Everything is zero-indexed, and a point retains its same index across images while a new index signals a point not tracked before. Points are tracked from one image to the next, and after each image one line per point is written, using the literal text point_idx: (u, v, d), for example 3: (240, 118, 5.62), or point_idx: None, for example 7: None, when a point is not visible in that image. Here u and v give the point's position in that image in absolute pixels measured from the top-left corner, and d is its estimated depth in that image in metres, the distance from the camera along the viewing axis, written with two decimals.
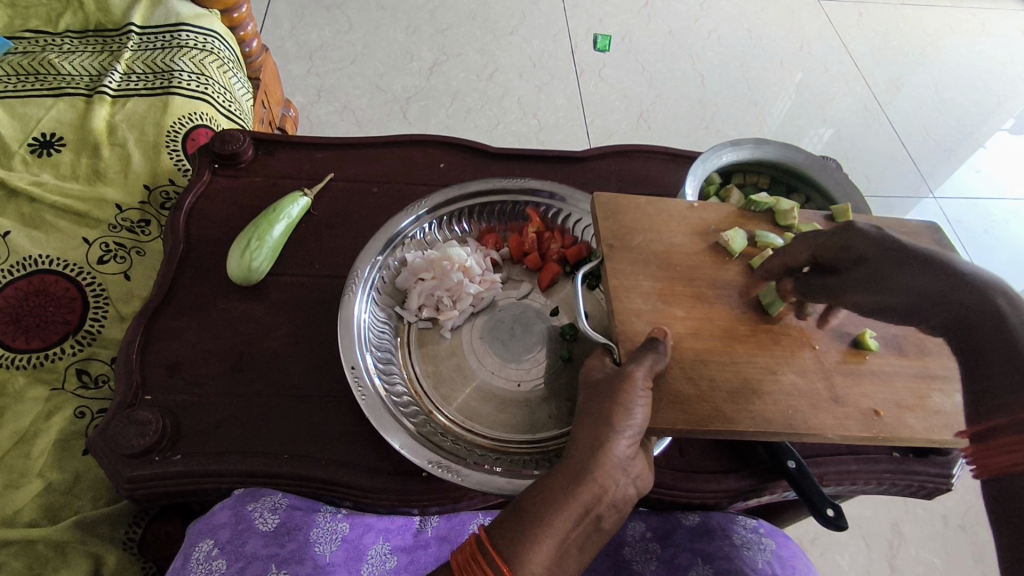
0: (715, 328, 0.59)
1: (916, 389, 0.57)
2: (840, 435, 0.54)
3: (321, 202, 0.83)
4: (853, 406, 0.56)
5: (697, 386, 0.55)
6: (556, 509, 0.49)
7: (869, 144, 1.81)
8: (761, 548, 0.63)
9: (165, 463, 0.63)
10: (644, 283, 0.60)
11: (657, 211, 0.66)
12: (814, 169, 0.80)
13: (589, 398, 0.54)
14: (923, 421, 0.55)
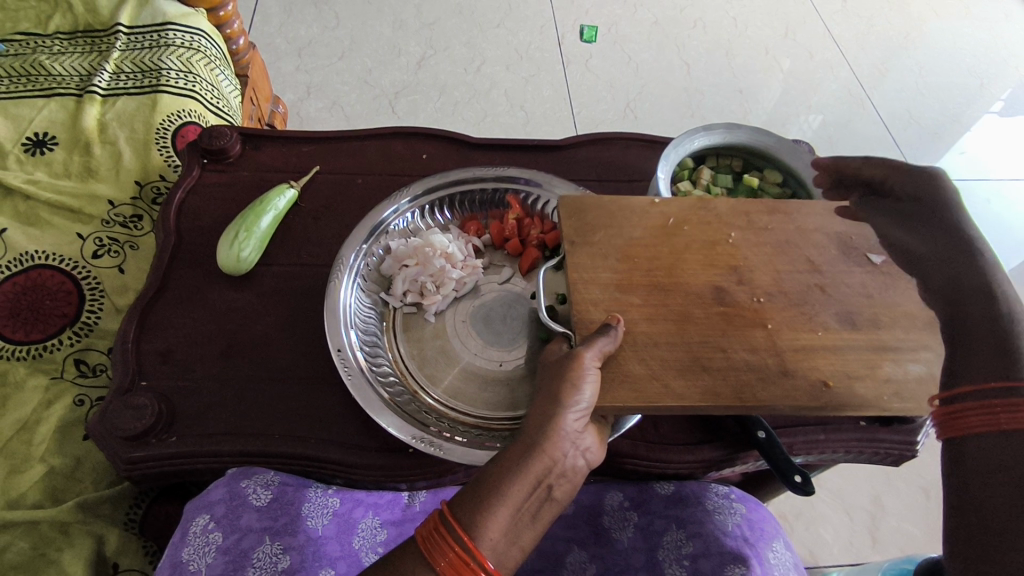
0: (669, 311, 0.60)
1: (868, 360, 0.59)
2: (789, 403, 0.57)
3: (307, 195, 0.86)
4: (803, 378, 0.58)
5: (648, 366, 0.57)
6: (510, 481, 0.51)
7: (852, 129, 1.83)
8: (731, 512, 0.66)
9: (161, 445, 0.65)
10: (603, 272, 0.62)
11: (617, 204, 0.67)
12: (785, 152, 0.83)
13: (546, 380, 0.56)
14: (872, 390, 0.57)
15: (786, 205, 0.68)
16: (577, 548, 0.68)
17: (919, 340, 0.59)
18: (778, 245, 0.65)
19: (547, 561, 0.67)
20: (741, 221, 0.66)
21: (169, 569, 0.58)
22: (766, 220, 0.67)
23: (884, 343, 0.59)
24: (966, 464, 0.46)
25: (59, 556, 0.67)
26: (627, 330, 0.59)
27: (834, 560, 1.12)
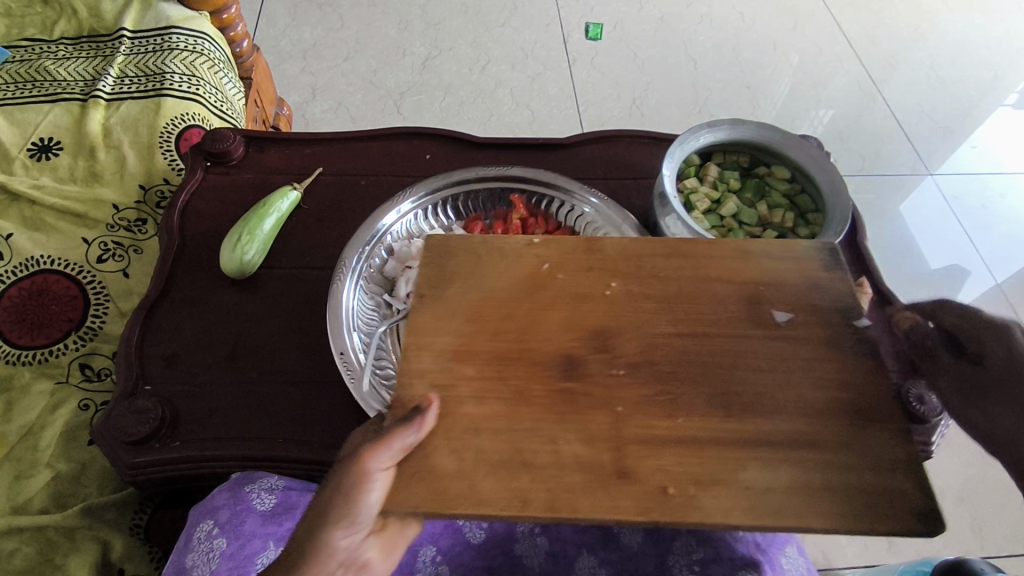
0: (504, 390, 0.48)
1: (732, 458, 0.45)
2: (614, 514, 0.44)
3: (310, 197, 0.85)
4: (643, 481, 0.45)
5: (459, 460, 0.45)
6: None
7: (863, 124, 1.80)
8: None
9: (164, 449, 0.65)
10: (443, 336, 0.50)
11: (489, 248, 0.55)
12: (791, 147, 0.81)
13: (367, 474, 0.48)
14: (725, 500, 0.44)
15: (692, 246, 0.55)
16: (586, 553, 0.67)
17: (800, 422, 0.47)
18: (665, 296, 0.52)
19: (557, 564, 0.67)
20: (629, 266, 0.54)
21: None
22: (659, 262, 0.54)
23: (759, 435, 0.46)
24: None
25: (65, 561, 0.67)
26: (446, 412, 0.47)
27: (850, 563, 1.10)
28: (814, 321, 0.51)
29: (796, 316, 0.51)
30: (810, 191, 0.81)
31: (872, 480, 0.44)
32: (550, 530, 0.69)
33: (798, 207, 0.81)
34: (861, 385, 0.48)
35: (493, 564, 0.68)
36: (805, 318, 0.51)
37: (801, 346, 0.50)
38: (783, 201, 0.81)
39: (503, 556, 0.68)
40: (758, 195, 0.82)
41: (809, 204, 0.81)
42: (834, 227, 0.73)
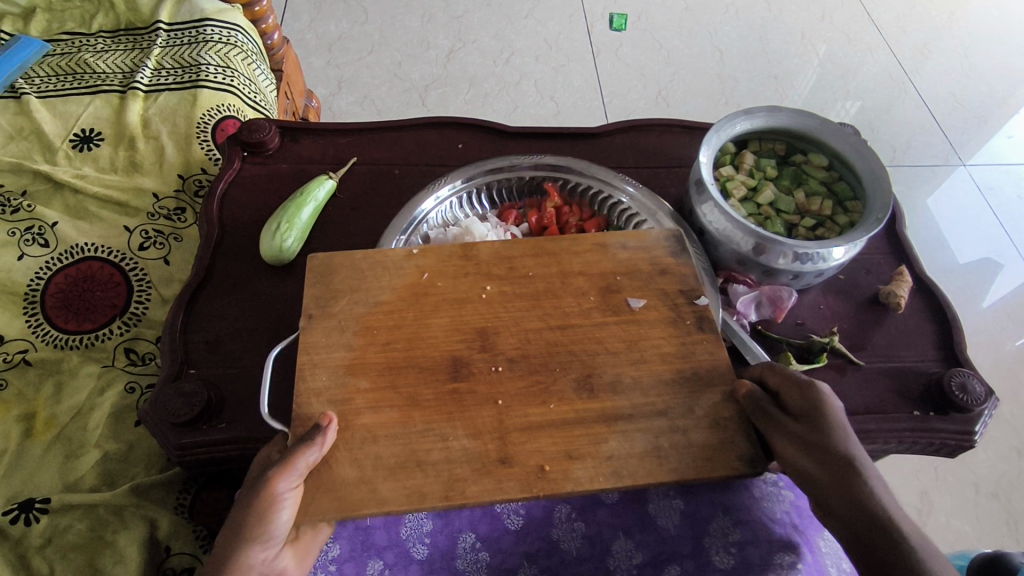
0: (396, 395, 0.55)
1: (595, 435, 0.54)
2: (498, 494, 0.51)
3: (346, 185, 0.86)
4: (521, 463, 0.52)
5: (359, 468, 0.51)
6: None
7: (893, 114, 1.77)
8: (780, 500, 0.63)
9: (210, 431, 0.67)
10: (336, 352, 0.57)
11: (371, 262, 0.62)
12: (829, 134, 0.81)
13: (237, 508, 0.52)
14: (591, 472, 0.52)
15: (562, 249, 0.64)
16: (624, 537, 0.68)
17: (654, 402, 0.55)
18: (534, 297, 0.60)
19: (594, 549, 0.69)
20: (502, 269, 0.62)
21: None
22: (529, 265, 0.62)
23: (612, 411, 0.55)
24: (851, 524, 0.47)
25: (115, 537, 0.69)
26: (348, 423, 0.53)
27: None
28: (660, 307, 0.60)
29: (648, 301, 0.61)
30: (847, 179, 0.81)
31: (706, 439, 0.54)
32: (586, 513, 0.70)
33: (836, 195, 0.81)
34: (706, 360, 0.58)
35: (531, 549, 0.69)
36: (654, 304, 0.61)
37: (649, 329, 0.59)
38: (821, 189, 0.81)
39: (542, 540, 0.70)
40: (795, 183, 0.82)
41: (848, 191, 0.80)
42: (877, 212, 0.73)
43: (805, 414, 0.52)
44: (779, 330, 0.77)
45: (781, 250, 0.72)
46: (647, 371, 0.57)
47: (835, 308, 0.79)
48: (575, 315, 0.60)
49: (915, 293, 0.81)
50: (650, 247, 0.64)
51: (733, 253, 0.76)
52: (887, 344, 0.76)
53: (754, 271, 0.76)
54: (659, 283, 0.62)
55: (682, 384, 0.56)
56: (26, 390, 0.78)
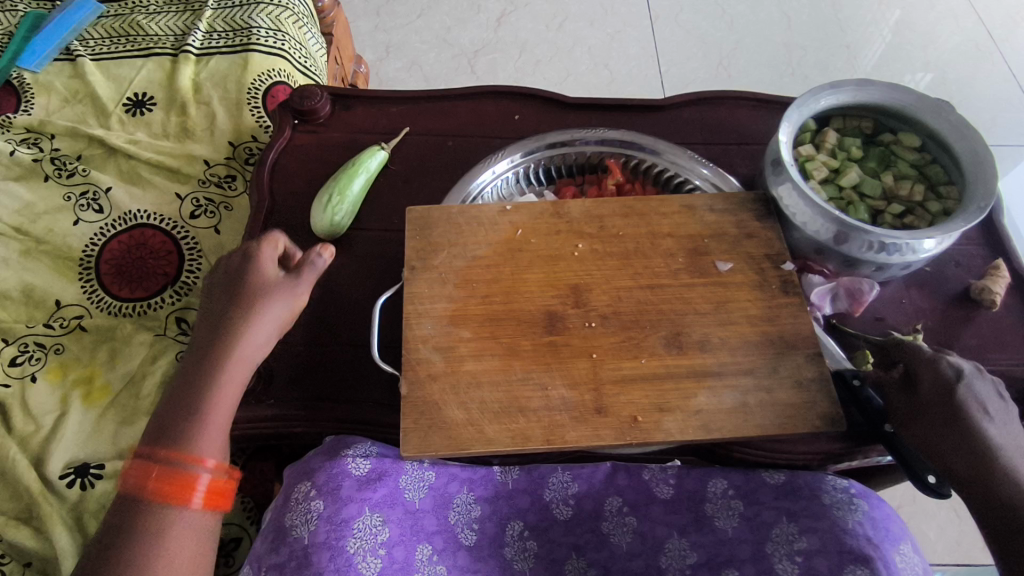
0: (497, 345, 0.62)
1: (684, 390, 0.60)
2: (595, 440, 0.58)
3: (398, 156, 0.83)
4: (615, 414, 0.59)
5: (467, 411, 0.59)
6: (201, 410, 0.58)
7: (977, 88, 1.63)
8: (853, 509, 0.60)
9: (259, 407, 0.66)
10: (439, 303, 0.64)
11: (466, 218, 0.70)
12: (926, 111, 0.73)
13: (215, 315, 0.62)
14: (681, 423, 0.58)
15: (642, 206, 0.70)
16: (677, 535, 0.65)
17: (740, 360, 0.61)
18: (624, 255, 0.67)
19: (646, 545, 0.66)
20: (593, 229, 0.69)
21: (275, 533, 0.60)
22: (619, 226, 0.69)
23: (699, 368, 0.61)
24: (974, 494, 0.53)
25: None
26: (452, 369, 0.61)
27: (938, 560, 1.06)
28: (746, 270, 0.66)
29: (735, 264, 0.67)
30: (942, 161, 0.74)
31: (782, 396, 0.60)
32: (639, 508, 0.67)
33: (928, 179, 0.74)
34: (789, 322, 0.63)
35: (580, 540, 0.67)
36: (741, 267, 0.67)
37: (736, 290, 0.65)
38: (911, 171, 0.74)
39: (591, 532, 0.67)
40: (882, 165, 0.75)
41: (942, 175, 0.73)
42: (978, 199, 0.65)
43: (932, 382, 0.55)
44: (856, 325, 0.72)
45: (866, 239, 0.66)
46: (735, 331, 0.63)
47: (919, 302, 0.73)
48: (666, 275, 0.66)
49: (1011, 290, 0.74)
50: (737, 212, 0.70)
51: (809, 240, 0.69)
52: (977, 345, 0.70)
53: (832, 261, 0.70)
54: (746, 247, 0.68)
55: (768, 344, 0.62)
56: (81, 354, 0.78)
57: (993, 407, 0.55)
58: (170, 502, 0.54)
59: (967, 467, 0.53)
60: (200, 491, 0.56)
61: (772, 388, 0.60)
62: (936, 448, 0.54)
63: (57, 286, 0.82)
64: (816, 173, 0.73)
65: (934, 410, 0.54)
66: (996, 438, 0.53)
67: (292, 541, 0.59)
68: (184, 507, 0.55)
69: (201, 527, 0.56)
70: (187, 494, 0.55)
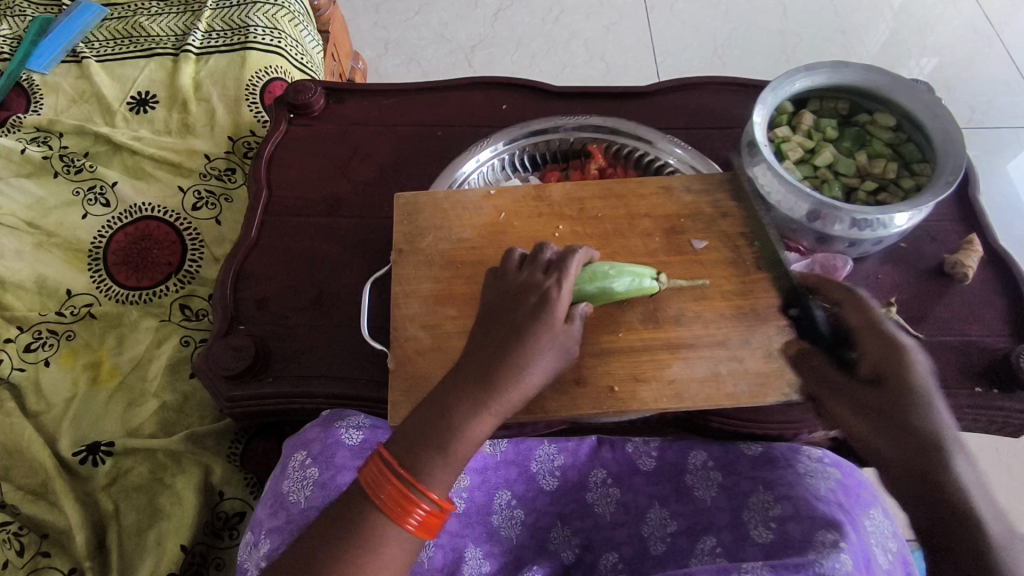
0: None
1: (659, 361, 0.63)
2: (573, 409, 0.61)
3: (390, 147, 0.87)
4: (593, 384, 0.62)
5: None
6: (461, 411, 0.51)
7: (974, 72, 1.64)
8: (825, 477, 0.62)
9: (258, 384, 0.69)
10: (425, 283, 0.68)
11: (452, 202, 0.72)
12: (900, 91, 0.75)
13: (500, 336, 0.54)
14: (655, 392, 0.61)
15: (621, 188, 0.73)
16: (658, 505, 0.68)
17: (712, 333, 0.64)
18: (603, 236, 0.70)
19: (629, 514, 0.68)
20: (573, 210, 0.71)
21: (272, 499, 0.62)
22: (598, 207, 0.72)
23: (673, 340, 0.63)
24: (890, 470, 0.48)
25: (173, 480, 0.74)
26: (437, 345, 0.64)
27: None
28: (721, 248, 0.69)
29: (710, 243, 0.69)
30: (916, 140, 0.76)
31: (752, 367, 0.62)
32: (624, 480, 0.70)
33: (902, 157, 0.76)
34: (761, 296, 0.66)
35: (565, 510, 0.69)
36: (715, 245, 0.69)
37: (711, 267, 0.68)
38: (886, 150, 0.76)
39: (575, 502, 0.70)
40: (858, 144, 0.77)
41: (916, 153, 0.75)
42: (947, 173, 0.67)
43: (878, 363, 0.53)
44: None
45: (838, 215, 0.68)
46: (707, 306, 0.66)
47: (895, 277, 0.75)
48: (642, 254, 0.69)
49: (986, 263, 0.76)
50: (713, 192, 0.73)
51: (784, 218, 0.72)
52: (950, 317, 0.72)
53: (806, 237, 0.72)
54: (721, 225, 0.71)
55: (741, 317, 0.65)
56: (91, 340, 0.82)
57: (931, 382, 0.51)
58: (392, 516, 0.49)
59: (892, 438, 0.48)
60: (417, 517, 0.49)
61: (743, 359, 0.63)
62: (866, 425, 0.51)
63: (68, 277, 0.86)
64: (793, 153, 0.75)
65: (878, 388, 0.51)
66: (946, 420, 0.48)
67: (289, 506, 0.60)
68: (400, 528, 0.49)
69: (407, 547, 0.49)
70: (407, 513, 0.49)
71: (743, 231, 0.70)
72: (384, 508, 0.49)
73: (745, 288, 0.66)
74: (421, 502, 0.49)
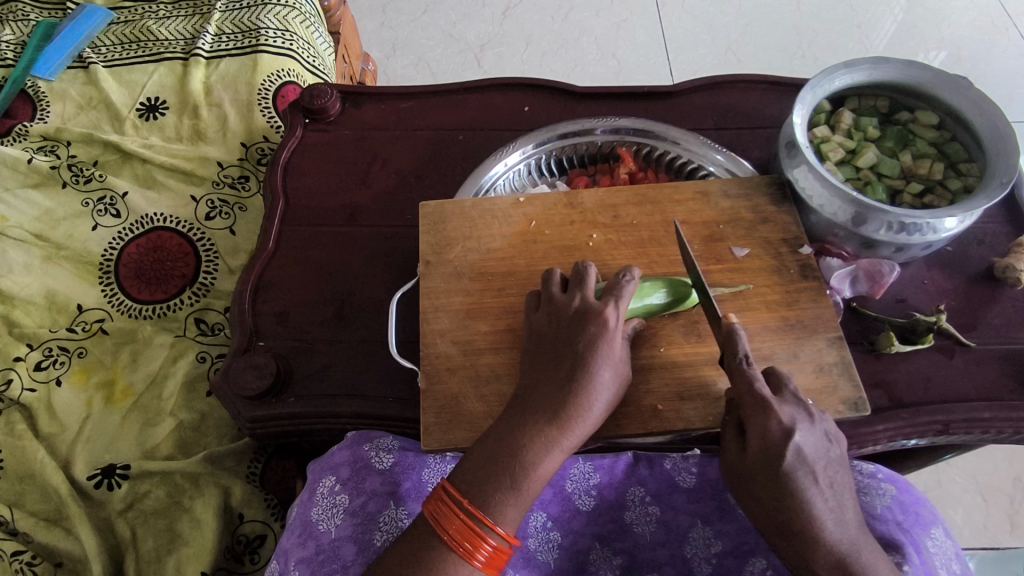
0: (514, 337, 0.62)
1: (704, 377, 0.59)
2: (614, 430, 0.58)
3: (409, 152, 0.83)
4: (635, 403, 0.59)
5: (486, 404, 0.59)
6: (524, 449, 0.50)
7: (994, 64, 1.60)
8: (879, 494, 0.59)
9: (280, 404, 0.66)
10: (455, 296, 0.65)
11: (480, 211, 0.69)
12: (944, 87, 0.72)
13: (559, 374, 0.53)
14: (700, 410, 0.58)
15: (655, 194, 0.70)
16: (700, 524, 0.65)
17: (758, 347, 0.61)
18: (639, 244, 0.67)
19: (670, 534, 0.65)
20: (607, 218, 0.68)
21: (301, 528, 0.59)
22: (633, 215, 0.69)
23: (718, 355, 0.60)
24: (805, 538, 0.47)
25: (191, 504, 0.71)
26: (469, 362, 0.61)
27: (965, 544, 1.05)
28: (763, 256, 0.66)
29: (751, 251, 0.66)
30: (961, 138, 0.72)
31: (801, 382, 0.59)
32: (662, 499, 0.67)
33: (947, 157, 0.72)
34: (808, 307, 0.63)
35: (602, 531, 0.67)
36: (758, 253, 0.66)
37: (754, 276, 0.65)
38: (930, 150, 0.73)
39: (613, 522, 0.67)
40: (900, 144, 0.74)
41: (962, 153, 0.71)
42: (1000, 174, 0.64)
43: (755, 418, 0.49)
44: (876, 307, 0.71)
45: (885, 219, 0.64)
46: (752, 318, 0.62)
47: (941, 282, 0.72)
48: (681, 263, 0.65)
49: None
50: (752, 196, 0.70)
51: (826, 223, 0.68)
52: (1002, 324, 0.69)
53: (851, 243, 0.68)
54: (763, 232, 0.67)
55: (786, 330, 0.62)
56: (104, 357, 0.79)
57: (825, 466, 0.48)
58: (458, 550, 0.48)
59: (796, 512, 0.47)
60: (485, 553, 0.49)
61: (793, 373, 0.60)
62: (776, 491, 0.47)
63: (78, 291, 0.83)
64: (835, 153, 0.72)
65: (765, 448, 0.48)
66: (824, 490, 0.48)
67: (318, 535, 0.58)
68: (467, 564, 0.49)
69: None
70: (475, 549, 0.49)
71: (784, 237, 0.67)
72: (452, 542, 0.49)
73: (791, 299, 0.63)
74: (488, 537, 0.49)
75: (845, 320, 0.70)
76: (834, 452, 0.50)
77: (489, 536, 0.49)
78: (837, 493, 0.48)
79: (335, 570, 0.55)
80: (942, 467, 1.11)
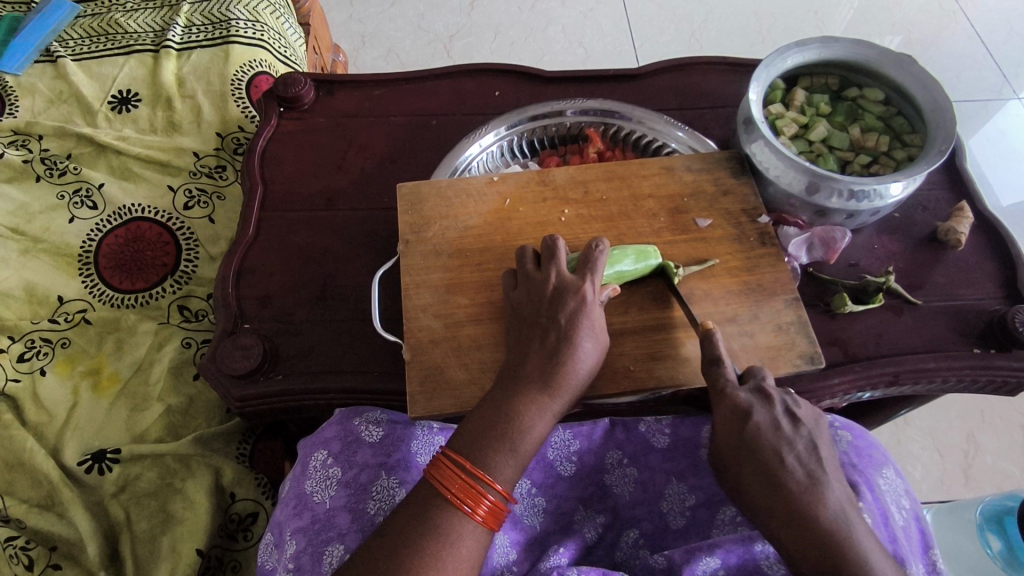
0: (492, 308, 0.65)
1: (672, 339, 0.63)
2: (591, 390, 0.61)
3: (385, 138, 0.86)
4: (609, 365, 0.62)
5: (468, 371, 0.62)
6: (519, 414, 0.54)
7: (943, 47, 1.67)
8: (837, 440, 0.64)
9: (268, 382, 0.68)
10: (434, 272, 0.67)
11: (456, 190, 0.72)
12: (888, 63, 0.77)
13: (546, 346, 0.56)
14: (671, 369, 0.62)
15: (622, 169, 0.73)
16: (675, 481, 0.69)
17: (721, 308, 0.65)
18: (608, 218, 0.70)
19: (647, 492, 0.69)
20: (578, 194, 0.72)
21: (296, 499, 0.62)
22: (602, 190, 0.72)
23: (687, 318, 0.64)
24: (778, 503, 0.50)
25: (183, 484, 0.72)
26: (451, 334, 0.64)
27: (924, 498, 1.11)
28: (725, 225, 0.70)
29: (713, 220, 0.70)
30: (906, 112, 0.77)
31: (763, 338, 0.63)
32: (639, 460, 0.71)
33: (893, 130, 0.77)
34: (767, 270, 0.67)
35: (585, 493, 0.71)
36: (720, 223, 0.70)
37: (716, 244, 0.69)
38: (878, 123, 0.77)
39: (594, 485, 0.71)
40: (850, 118, 0.78)
41: (907, 125, 0.76)
42: (940, 142, 0.69)
43: (726, 408, 0.54)
44: (832, 271, 0.75)
45: (836, 187, 0.68)
46: (716, 283, 0.66)
47: (891, 247, 0.77)
48: (648, 234, 0.69)
49: (976, 229, 0.78)
50: (713, 170, 0.74)
51: (783, 193, 0.72)
52: (945, 282, 0.74)
53: (806, 211, 0.73)
54: (724, 203, 0.71)
55: (748, 292, 0.66)
56: (88, 346, 0.80)
57: (791, 440, 0.53)
58: (461, 508, 0.51)
59: (763, 478, 0.51)
60: (485, 508, 0.52)
61: (754, 332, 0.64)
62: (749, 470, 0.52)
63: (59, 283, 0.84)
64: (789, 129, 0.76)
65: (734, 432, 0.53)
66: (790, 455, 0.52)
67: (314, 506, 0.60)
68: (469, 520, 0.51)
69: (481, 545, 0.51)
70: (476, 505, 0.51)
71: (744, 206, 0.71)
72: (453, 499, 0.51)
73: (752, 265, 0.67)
74: (487, 493, 0.52)
75: (803, 284, 0.74)
76: (801, 431, 0.54)
77: (490, 493, 0.52)
78: (806, 459, 0.52)
79: (331, 538, 0.58)
80: (901, 426, 1.18)
